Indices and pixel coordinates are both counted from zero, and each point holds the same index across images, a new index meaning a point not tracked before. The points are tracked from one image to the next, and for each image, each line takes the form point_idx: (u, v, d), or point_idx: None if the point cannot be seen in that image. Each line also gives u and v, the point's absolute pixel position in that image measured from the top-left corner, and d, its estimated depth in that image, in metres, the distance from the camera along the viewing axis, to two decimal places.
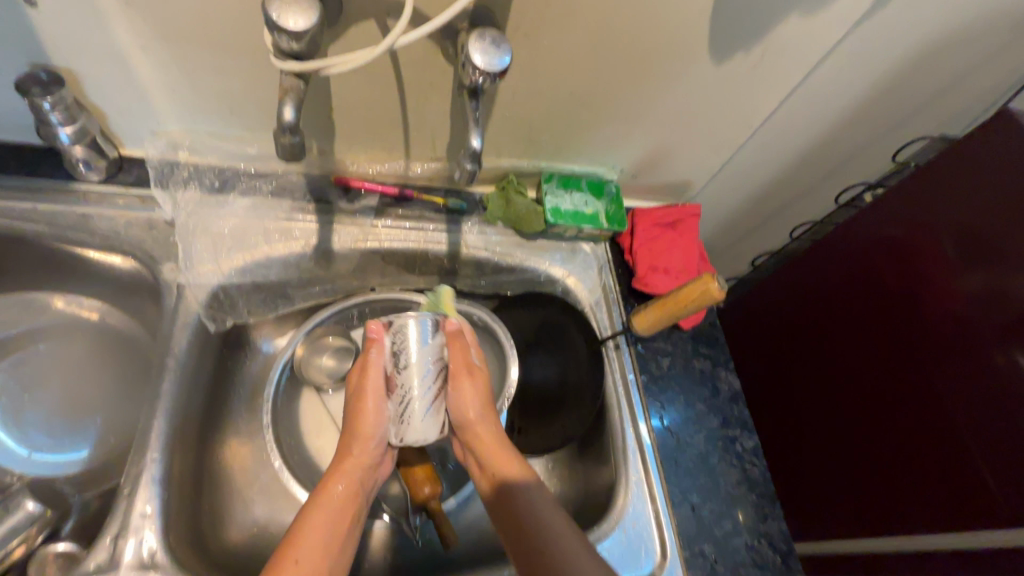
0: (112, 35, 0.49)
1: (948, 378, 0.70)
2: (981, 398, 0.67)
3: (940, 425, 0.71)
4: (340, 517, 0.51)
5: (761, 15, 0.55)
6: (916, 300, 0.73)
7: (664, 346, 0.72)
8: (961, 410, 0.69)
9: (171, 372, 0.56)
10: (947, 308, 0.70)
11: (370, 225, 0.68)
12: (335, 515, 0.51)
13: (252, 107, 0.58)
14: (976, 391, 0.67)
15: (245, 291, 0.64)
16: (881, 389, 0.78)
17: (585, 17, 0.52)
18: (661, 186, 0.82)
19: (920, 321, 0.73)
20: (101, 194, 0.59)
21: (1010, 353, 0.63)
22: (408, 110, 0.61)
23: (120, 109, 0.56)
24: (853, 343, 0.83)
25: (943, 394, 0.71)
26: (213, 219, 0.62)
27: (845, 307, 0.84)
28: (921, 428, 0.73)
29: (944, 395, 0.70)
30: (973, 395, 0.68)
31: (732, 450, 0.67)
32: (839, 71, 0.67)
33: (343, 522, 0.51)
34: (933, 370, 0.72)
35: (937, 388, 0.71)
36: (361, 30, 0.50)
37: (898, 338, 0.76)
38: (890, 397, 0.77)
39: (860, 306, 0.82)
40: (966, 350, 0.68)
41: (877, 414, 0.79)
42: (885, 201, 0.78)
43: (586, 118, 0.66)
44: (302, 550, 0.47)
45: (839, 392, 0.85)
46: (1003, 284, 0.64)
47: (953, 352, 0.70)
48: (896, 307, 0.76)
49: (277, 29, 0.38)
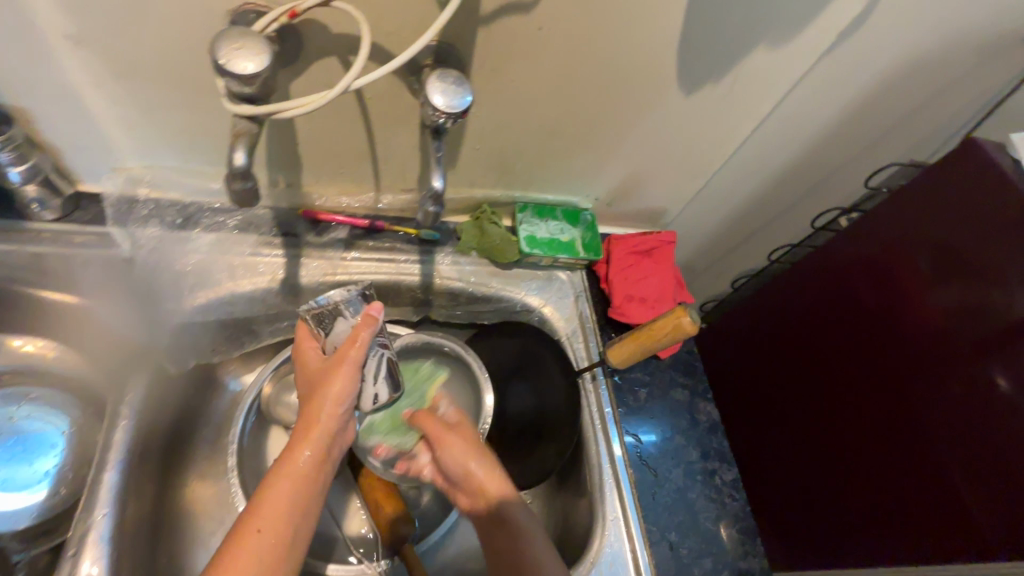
0: (62, 75, 0.47)
1: (926, 398, 0.70)
2: (959, 416, 0.66)
3: (922, 448, 0.70)
4: (292, 517, 0.47)
5: (728, 47, 0.55)
6: (898, 317, 0.73)
7: (641, 376, 0.71)
8: (942, 432, 0.68)
9: (123, 423, 0.54)
10: (930, 325, 0.69)
11: (339, 257, 0.66)
12: (287, 513, 0.47)
13: (214, 142, 0.57)
14: (956, 411, 0.67)
15: (208, 330, 0.62)
16: (864, 413, 0.78)
17: (551, 51, 0.52)
18: (638, 213, 0.81)
19: (903, 338, 0.72)
20: (56, 233, 0.57)
21: (994, 368, 0.63)
22: (376, 143, 0.60)
23: (76, 146, 0.54)
24: (835, 365, 0.82)
25: (924, 415, 0.70)
26: (175, 255, 0.61)
27: (825, 329, 0.84)
28: (905, 454, 0.72)
29: (923, 415, 0.70)
30: (952, 414, 0.67)
31: (711, 483, 0.66)
32: (810, 100, 0.67)
33: (299, 522, 0.48)
34: (912, 389, 0.71)
35: (918, 408, 0.70)
36: (323, 66, 0.49)
37: (881, 356, 0.75)
38: (873, 420, 0.76)
39: (842, 326, 0.81)
40: (942, 367, 0.68)
41: (861, 440, 0.78)
42: (865, 222, 0.78)
43: (558, 149, 0.66)
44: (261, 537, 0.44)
45: (821, 416, 0.84)
46: (984, 301, 0.64)
47: (937, 370, 0.68)
48: (874, 326, 0.76)
49: (225, 73, 0.37)
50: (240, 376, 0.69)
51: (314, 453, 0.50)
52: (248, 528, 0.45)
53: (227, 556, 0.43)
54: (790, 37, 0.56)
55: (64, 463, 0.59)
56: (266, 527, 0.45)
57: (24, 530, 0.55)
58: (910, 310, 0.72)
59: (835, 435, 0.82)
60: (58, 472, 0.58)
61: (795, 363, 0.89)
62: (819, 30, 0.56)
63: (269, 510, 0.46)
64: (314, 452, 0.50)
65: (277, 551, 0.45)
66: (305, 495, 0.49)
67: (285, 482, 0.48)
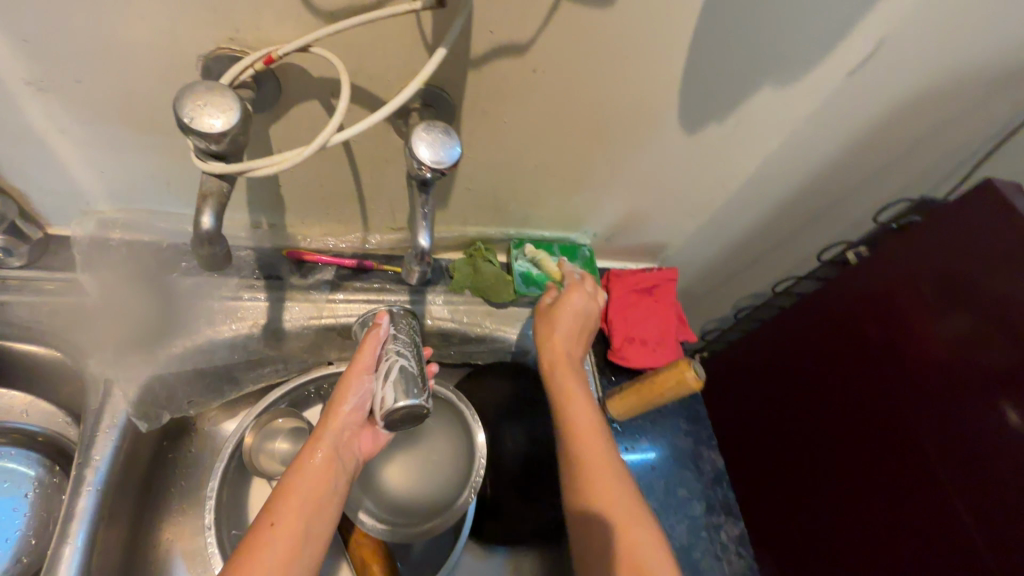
0: (24, 119, 0.44)
1: (930, 431, 0.66)
2: (964, 451, 0.63)
3: (928, 481, 0.66)
4: (306, 516, 0.45)
5: (733, 87, 0.53)
6: (901, 351, 0.70)
7: (643, 423, 0.68)
8: (946, 467, 0.64)
9: (89, 486, 0.51)
10: (935, 359, 0.66)
11: (325, 299, 0.62)
12: (301, 513, 0.45)
13: (190, 185, 0.54)
14: (961, 443, 0.63)
15: (185, 380, 0.59)
16: (865, 445, 0.74)
17: (547, 92, 0.49)
18: (638, 248, 0.78)
19: (906, 372, 0.69)
20: (22, 280, 0.54)
21: (1000, 405, 0.60)
22: (363, 183, 0.57)
23: (42, 189, 0.52)
24: (837, 395, 0.79)
25: (928, 448, 0.66)
26: (151, 302, 0.58)
27: (827, 360, 0.81)
28: (911, 489, 0.68)
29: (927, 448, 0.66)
30: (957, 448, 0.63)
31: (716, 539, 0.63)
32: (818, 137, 0.64)
33: (314, 523, 0.45)
34: (916, 420, 0.68)
35: (922, 440, 0.67)
36: (305, 110, 0.46)
37: (884, 391, 0.72)
38: (875, 453, 0.73)
39: (845, 359, 0.78)
40: (945, 398, 0.65)
41: (864, 474, 0.74)
42: (871, 257, 0.75)
43: (555, 187, 0.63)
44: (269, 534, 0.42)
45: (824, 450, 0.80)
46: (990, 335, 0.61)
47: (941, 404, 0.65)
48: (877, 358, 0.73)
49: (191, 132, 0.35)
50: (221, 423, 0.66)
51: (327, 456, 0.49)
52: (262, 524, 0.43)
53: (242, 556, 0.42)
54: (797, 76, 0.53)
55: (26, 526, 0.55)
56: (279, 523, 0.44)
57: None
58: (912, 339, 0.69)
59: (836, 467, 0.78)
60: (17, 538, 0.55)
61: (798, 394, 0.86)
62: (828, 69, 0.53)
63: (282, 509, 0.44)
64: (327, 455, 0.49)
65: (292, 551, 0.43)
66: (320, 497, 0.46)
67: (298, 482, 0.46)
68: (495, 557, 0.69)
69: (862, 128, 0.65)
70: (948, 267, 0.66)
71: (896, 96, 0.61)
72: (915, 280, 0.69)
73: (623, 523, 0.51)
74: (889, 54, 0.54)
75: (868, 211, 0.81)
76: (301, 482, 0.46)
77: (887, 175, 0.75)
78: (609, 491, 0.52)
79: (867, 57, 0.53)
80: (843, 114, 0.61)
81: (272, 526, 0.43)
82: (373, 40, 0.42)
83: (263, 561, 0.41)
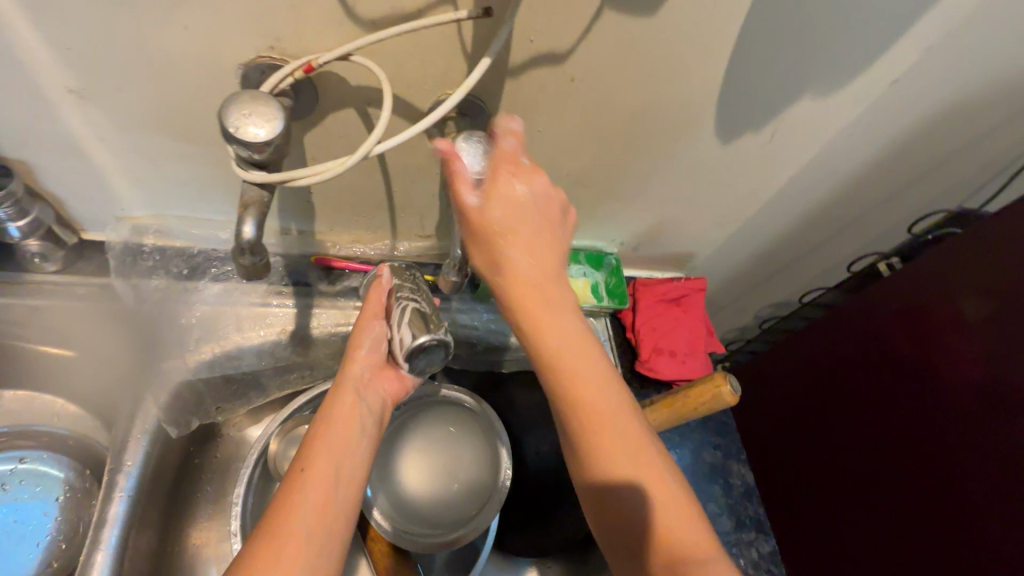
0: (66, 128, 0.45)
1: (955, 452, 0.65)
2: (993, 467, 0.61)
3: (947, 500, 0.66)
4: (337, 458, 0.43)
5: (773, 96, 0.52)
6: (931, 364, 0.69)
7: (671, 436, 0.67)
8: (971, 490, 0.63)
9: (120, 491, 0.51)
10: (965, 373, 0.65)
11: (352, 306, 0.62)
12: (330, 454, 0.43)
13: (223, 192, 0.54)
14: (985, 466, 0.62)
15: (214, 386, 0.60)
16: (885, 461, 0.73)
17: (583, 101, 0.49)
18: (664, 257, 0.77)
19: (935, 384, 0.68)
20: (57, 285, 0.55)
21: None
22: (393, 192, 0.56)
23: (79, 196, 0.52)
24: (861, 409, 0.78)
25: (952, 469, 0.65)
26: (181, 309, 0.57)
27: (851, 372, 0.80)
28: (931, 508, 0.67)
29: (950, 468, 0.65)
30: (982, 470, 0.62)
31: (747, 556, 0.62)
32: (857, 148, 0.63)
33: (346, 465, 0.43)
34: (939, 439, 0.67)
35: (944, 460, 0.66)
36: (340, 119, 0.46)
37: (909, 402, 0.71)
38: (893, 469, 0.72)
39: (870, 370, 0.77)
40: (972, 418, 0.64)
41: (881, 487, 0.73)
42: (902, 272, 0.73)
43: (585, 195, 0.62)
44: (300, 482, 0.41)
45: (844, 463, 0.79)
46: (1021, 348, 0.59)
47: (970, 418, 0.64)
48: (901, 373, 0.72)
49: (236, 141, 0.35)
50: (246, 429, 0.66)
51: (349, 400, 0.47)
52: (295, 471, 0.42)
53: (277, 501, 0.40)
54: (838, 85, 0.52)
55: (56, 530, 0.55)
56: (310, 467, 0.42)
57: None
58: (940, 356, 0.68)
59: (855, 474, 0.77)
60: (47, 543, 0.55)
61: (820, 406, 0.84)
62: (872, 79, 0.52)
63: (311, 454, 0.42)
64: (350, 400, 0.47)
65: (326, 493, 0.40)
66: (349, 440, 0.44)
67: (325, 429, 0.44)
68: (518, 570, 0.68)
69: (902, 138, 0.63)
70: (983, 283, 0.64)
71: (939, 105, 0.59)
72: (949, 294, 0.68)
73: (652, 482, 0.41)
74: (935, 63, 0.52)
75: (901, 222, 0.80)
76: (326, 428, 0.44)
77: (923, 185, 0.74)
78: (637, 445, 0.42)
79: (912, 67, 0.52)
80: (883, 124, 0.59)
81: (303, 469, 0.41)
82: (412, 49, 0.41)
83: (299, 504, 0.39)
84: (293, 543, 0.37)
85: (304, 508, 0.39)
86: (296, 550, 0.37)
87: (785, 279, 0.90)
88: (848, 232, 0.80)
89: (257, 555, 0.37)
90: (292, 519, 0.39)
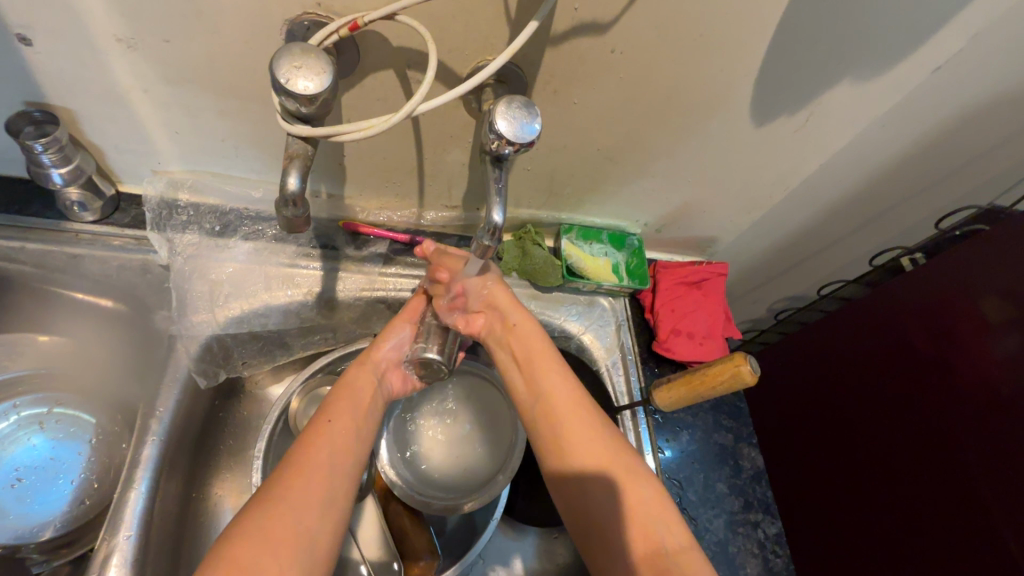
0: (111, 77, 0.45)
1: (972, 467, 0.63)
2: (1004, 469, 0.60)
3: (956, 517, 0.63)
4: (357, 419, 0.51)
5: (812, 77, 0.51)
6: (946, 363, 0.67)
7: (684, 417, 0.68)
8: (985, 502, 0.61)
9: (153, 435, 0.53)
10: (984, 376, 0.63)
11: (377, 272, 0.64)
12: (352, 414, 0.51)
13: (258, 151, 0.54)
14: (998, 482, 0.60)
15: (241, 341, 0.62)
16: (891, 466, 0.71)
17: (621, 73, 0.48)
18: (686, 241, 0.77)
19: (949, 385, 0.66)
20: (94, 235, 0.57)
21: None
22: (424, 160, 0.56)
23: (119, 147, 0.53)
24: (874, 419, 0.74)
25: (964, 483, 0.63)
26: (211, 265, 0.60)
27: (866, 378, 0.77)
28: (941, 525, 0.65)
29: (964, 483, 0.63)
30: (995, 486, 0.60)
31: (754, 536, 0.64)
32: (891, 137, 0.62)
33: (362, 425, 0.51)
34: (952, 451, 0.64)
35: (959, 476, 0.63)
36: (378, 80, 0.46)
37: (920, 402, 0.69)
38: (899, 472, 0.70)
39: (880, 367, 0.75)
40: (985, 420, 0.62)
41: (887, 502, 0.71)
42: (923, 268, 0.71)
43: (613, 172, 0.62)
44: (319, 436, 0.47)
45: (839, 461, 0.78)
46: None
47: (987, 420, 0.62)
48: (916, 377, 0.70)
49: (286, 92, 0.36)
50: (267, 387, 0.68)
51: (371, 377, 0.55)
52: (319, 420, 0.49)
53: (303, 440, 0.47)
54: (879, 69, 0.52)
55: (87, 469, 0.58)
56: (337, 420, 0.49)
57: (44, 542, 0.54)
58: (960, 366, 0.65)
59: (854, 468, 0.76)
60: (80, 481, 0.57)
61: (830, 410, 0.82)
62: (913, 65, 0.52)
63: (337, 410, 0.50)
64: (371, 377, 0.55)
65: (347, 442, 0.48)
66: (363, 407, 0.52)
67: (349, 394, 0.53)
68: (524, 537, 0.70)
69: (939, 128, 0.62)
70: (1010, 288, 0.62)
71: (979, 96, 0.59)
72: (972, 297, 0.65)
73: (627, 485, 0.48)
74: (979, 50, 0.52)
75: (930, 218, 0.79)
76: (345, 400, 0.52)
77: (955, 181, 0.73)
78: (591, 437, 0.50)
79: (958, 53, 0.51)
80: (921, 112, 0.59)
81: (327, 420, 0.49)
82: (457, 11, 0.41)
83: (326, 443, 0.47)
84: (320, 474, 0.44)
85: (329, 449, 0.47)
86: (323, 481, 0.44)
87: (804, 271, 0.90)
88: (874, 225, 0.80)
89: (285, 479, 0.43)
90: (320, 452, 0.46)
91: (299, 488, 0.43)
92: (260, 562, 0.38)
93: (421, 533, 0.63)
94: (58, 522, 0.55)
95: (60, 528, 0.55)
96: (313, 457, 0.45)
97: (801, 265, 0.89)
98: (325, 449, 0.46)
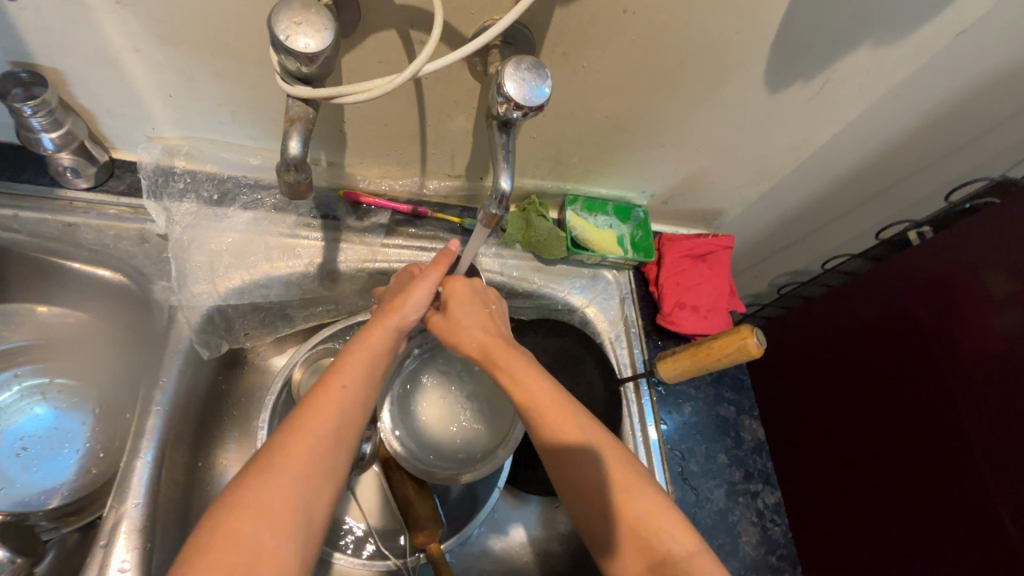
0: (100, 35, 0.43)
1: (967, 442, 0.63)
2: (995, 441, 0.61)
3: (946, 486, 0.65)
4: (368, 383, 0.46)
5: (831, 41, 0.49)
6: (943, 338, 0.67)
7: (687, 390, 0.69)
8: (980, 473, 0.62)
9: (157, 406, 0.53)
10: (979, 350, 0.63)
11: (379, 244, 0.63)
12: (362, 380, 0.46)
13: (255, 117, 0.53)
14: (997, 459, 0.60)
15: (242, 312, 0.61)
16: (888, 439, 0.72)
17: (634, 34, 0.46)
18: (692, 213, 0.76)
19: (945, 361, 0.66)
20: (88, 202, 0.56)
21: None
22: (428, 125, 0.54)
23: (112, 112, 0.52)
24: (872, 396, 0.75)
25: (959, 456, 0.64)
26: (209, 235, 0.59)
27: (866, 357, 0.77)
28: (941, 501, 0.65)
29: (956, 456, 0.64)
30: (992, 459, 0.61)
31: (753, 506, 0.65)
32: (908, 105, 0.60)
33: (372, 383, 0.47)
34: (948, 426, 0.65)
35: (952, 448, 0.65)
36: (380, 40, 0.44)
37: (913, 378, 0.70)
38: (893, 442, 0.71)
39: (879, 342, 0.75)
40: (977, 394, 0.63)
41: (888, 484, 0.71)
42: (933, 242, 0.70)
43: (622, 141, 0.60)
44: (324, 406, 0.42)
45: (837, 432, 0.79)
46: None
47: (980, 395, 0.63)
48: (913, 351, 0.70)
49: (285, 51, 0.34)
50: (270, 358, 0.69)
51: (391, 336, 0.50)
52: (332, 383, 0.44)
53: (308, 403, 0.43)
54: (901, 33, 0.50)
55: (91, 438, 0.58)
56: (351, 386, 0.45)
57: (53, 509, 0.55)
58: (962, 345, 0.65)
59: (849, 440, 0.77)
60: (85, 450, 0.57)
61: (831, 389, 0.82)
62: (937, 27, 0.50)
63: (351, 372, 0.45)
64: (386, 334, 0.49)
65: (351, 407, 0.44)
66: (372, 374, 0.47)
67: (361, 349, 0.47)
68: (527, 506, 0.71)
69: (957, 96, 0.60)
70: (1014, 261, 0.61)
71: (1001, 62, 0.57)
72: (974, 271, 0.65)
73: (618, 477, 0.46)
74: (1006, 11, 0.50)
75: (941, 190, 0.77)
76: (359, 356, 0.47)
77: (967, 152, 0.71)
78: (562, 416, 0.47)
79: (983, 16, 0.50)
80: (941, 78, 0.57)
81: (344, 387, 0.44)
82: None
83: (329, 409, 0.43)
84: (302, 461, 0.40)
85: (336, 423, 0.42)
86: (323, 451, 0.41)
87: (809, 245, 0.89)
88: (882, 198, 0.79)
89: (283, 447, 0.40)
90: (311, 427, 0.41)
91: (295, 461, 0.39)
92: (260, 543, 0.36)
93: (426, 504, 0.61)
94: (66, 490, 0.55)
95: (68, 496, 0.55)
96: (316, 421, 0.42)
97: (805, 239, 0.88)
98: (329, 420, 0.42)
